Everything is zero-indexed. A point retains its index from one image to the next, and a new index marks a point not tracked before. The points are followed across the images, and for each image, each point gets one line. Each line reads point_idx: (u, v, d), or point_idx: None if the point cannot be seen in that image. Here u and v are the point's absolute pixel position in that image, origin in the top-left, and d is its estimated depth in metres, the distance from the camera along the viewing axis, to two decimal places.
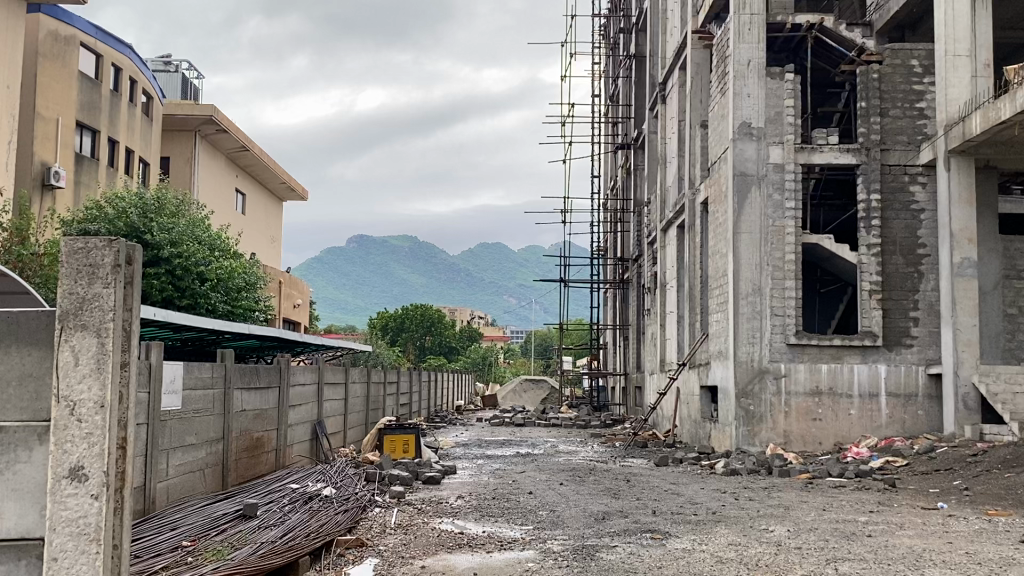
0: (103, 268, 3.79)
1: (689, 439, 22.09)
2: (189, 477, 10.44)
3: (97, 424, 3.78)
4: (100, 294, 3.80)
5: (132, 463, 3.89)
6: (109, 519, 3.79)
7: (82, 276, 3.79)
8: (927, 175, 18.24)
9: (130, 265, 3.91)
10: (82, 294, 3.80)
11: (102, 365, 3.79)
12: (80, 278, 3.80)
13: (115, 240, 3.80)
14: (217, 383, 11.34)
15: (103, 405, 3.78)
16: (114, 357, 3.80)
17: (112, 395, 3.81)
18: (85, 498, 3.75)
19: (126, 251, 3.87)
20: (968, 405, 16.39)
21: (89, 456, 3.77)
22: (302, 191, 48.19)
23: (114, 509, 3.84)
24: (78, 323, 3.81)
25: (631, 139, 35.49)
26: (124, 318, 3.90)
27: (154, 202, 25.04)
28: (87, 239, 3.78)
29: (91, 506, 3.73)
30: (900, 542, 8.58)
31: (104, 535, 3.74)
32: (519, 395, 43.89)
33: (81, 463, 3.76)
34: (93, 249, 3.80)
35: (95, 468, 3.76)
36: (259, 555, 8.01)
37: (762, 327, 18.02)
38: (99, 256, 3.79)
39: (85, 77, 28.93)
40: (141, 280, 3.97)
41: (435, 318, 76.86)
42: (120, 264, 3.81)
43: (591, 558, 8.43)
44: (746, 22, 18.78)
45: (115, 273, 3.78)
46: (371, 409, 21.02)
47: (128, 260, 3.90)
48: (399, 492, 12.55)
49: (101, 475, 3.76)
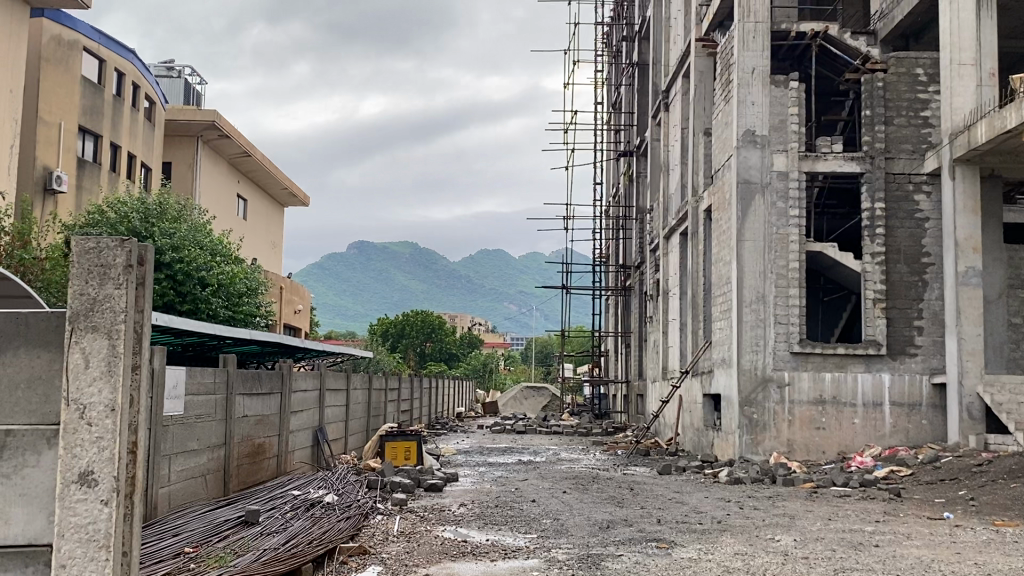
0: (115, 269, 3.72)
1: (691, 448, 22.02)
2: (191, 483, 10.41)
3: (108, 428, 3.72)
4: (111, 294, 3.74)
5: (142, 469, 3.82)
6: (119, 525, 3.73)
7: (93, 276, 3.74)
8: (932, 184, 18.20)
9: (141, 266, 3.84)
10: (93, 295, 3.75)
11: (113, 368, 3.73)
12: (92, 278, 3.74)
13: (127, 240, 3.74)
14: (219, 388, 11.29)
15: (114, 409, 3.72)
16: (125, 360, 3.74)
17: (123, 398, 3.75)
18: (95, 503, 3.69)
19: (138, 252, 3.81)
20: (972, 415, 16.33)
21: (99, 461, 3.71)
22: (304, 197, 48.21)
23: (124, 515, 3.78)
24: (89, 324, 3.75)
25: (634, 147, 35.50)
26: (136, 320, 3.84)
27: (155, 207, 25.08)
28: (98, 238, 3.72)
29: (101, 512, 3.67)
30: (908, 552, 8.52)
31: (114, 542, 3.68)
32: (519, 402, 43.57)
33: (91, 467, 3.71)
34: (104, 249, 3.74)
35: (105, 472, 3.70)
36: (262, 561, 7.94)
37: (766, 336, 17.96)
38: (111, 257, 3.73)
39: (87, 82, 28.90)
40: (153, 281, 3.91)
41: (436, 325, 76.80)
42: (132, 265, 3.75)
43: (597, 568, 8.36)
44: (751, 30, 18.78)
45: (126, 273, 3.72)
46: (373, 415, 20.95)
47: (139, 261, 3.84)
48: (401, 500, 12.48)
49: (111, 480, 3.70)
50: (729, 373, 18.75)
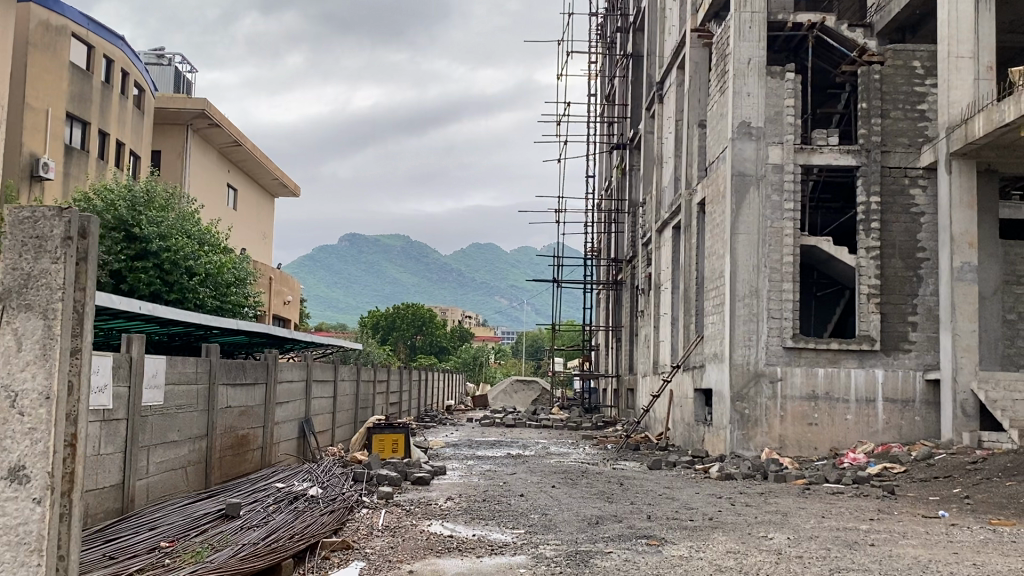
0: (51, 241, 3.88)
1: (681, 443, 21.83)
2: (171, 475, 10.17)
3: (41, 416, 3.77)
4: (48, 269, 3.87)
5: (80, 464, 3.91)
6: (53, 524, 3.79)
7: (28, 249, 3.88)
8: (928, 178, 18.00)
9: (83, 239, 4.03)
10: (27, 270, 3.88)
11: (47, 349, 3.82)
12: (27, 251, 3.88)
13: (65, 212, 3.92)
14: (202, 378, 11.03)
15: (48, 396, 3.78)
16: (60, 340, 3.84)
17: (57, 385, 3.81)
18: (27, 501, 3.74)
19: (78, 224, 3.99)
20: (966, 412, 16.17)
21: (32, 454, 3.76)
22: (294, 187, 47.89)
23: (59, 515, 3.84)
24: (23, 301, 3.85)
25: (627, 140, 35.20)
26: (76, 300, 3.99)
27: (143, 194, 24.59)
28: (35, 211, 3.89)
29: (34, 512, 3.72)
30: (904, 552, 8.32)
31: (47, 545, 3.72)
32: (510, 395, 43.31)
33: (23, 462, 3.76)
34: (40, 221, 3.90)
35: (38, 468, 3.75)
36: (240, 557, 7.68)
37: (759, 330, 17.75)
38: (47, 228, 3.89)
39: (75, 68, 28.55)
40: (95, 256, 4.09)
41: (427, 318, 76.58)
42: (68, 239, 3.90)
43: (585, 565, 8.14)
44: (747, 20, 18.53)
45: (64, 246, 3.87)
46: (361, 408, 20.68)
47: (80, 234, 4.02)
48: (387, 493, 12.24)
49: (45, 476, 3.74)
50: (721, 368, 18.56)
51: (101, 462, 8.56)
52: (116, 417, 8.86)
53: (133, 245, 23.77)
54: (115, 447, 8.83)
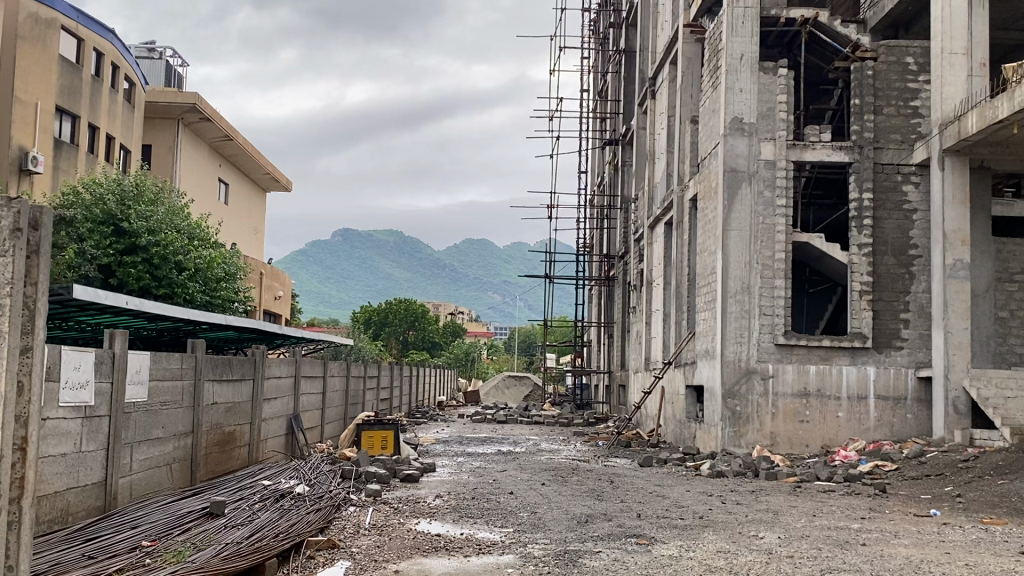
0: (3, 232, 4.29)
1: (673, 439, 21.75)
2: (155, 473, 10.04)
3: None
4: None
5: (31, 429, 4.43)
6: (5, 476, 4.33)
7: None
8: (921, 175, 17.94)
9: (34, 232, 4.43)
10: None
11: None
12: None
13: (13, 205, 4.31)
14: (187, 374, 10.89)
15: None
16: (9, 315, 4.29)
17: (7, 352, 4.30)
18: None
19: (30, 218, 4.40)
20: (958, 409, 16.13)
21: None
22: (286, 181, 47.67)
23: (12, 473, 4.39)
24: None
25: (620, 136, 35.13)
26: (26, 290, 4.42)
27: (132, 189, 24.38)
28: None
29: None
30: (896, 552, 8.23)
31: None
32: (502, 391, 43.24)
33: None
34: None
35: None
36: (222, 557, 7.55)
37: (751, 327, 17.66)
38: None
39: (65, 62, 28.33)
40: (45, 250, 4.47)
41: (420, 313, 76.41)
42: (18, 229, 4.31)
43: (574, 564, 8.03)
44: (740, 16, 18.41)
45: (12, 238, 4.28)
46: (350, 404, 20.55)
47: (32, 228, 4.42)
48: (375, 491, 12.12)
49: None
50: (712, 365, 18.48)
51: (83, 459, 8.43)
52: (98, 414, 8.72)
53: (123, 239, 23.58)
54: (97, 444, 8.70)
